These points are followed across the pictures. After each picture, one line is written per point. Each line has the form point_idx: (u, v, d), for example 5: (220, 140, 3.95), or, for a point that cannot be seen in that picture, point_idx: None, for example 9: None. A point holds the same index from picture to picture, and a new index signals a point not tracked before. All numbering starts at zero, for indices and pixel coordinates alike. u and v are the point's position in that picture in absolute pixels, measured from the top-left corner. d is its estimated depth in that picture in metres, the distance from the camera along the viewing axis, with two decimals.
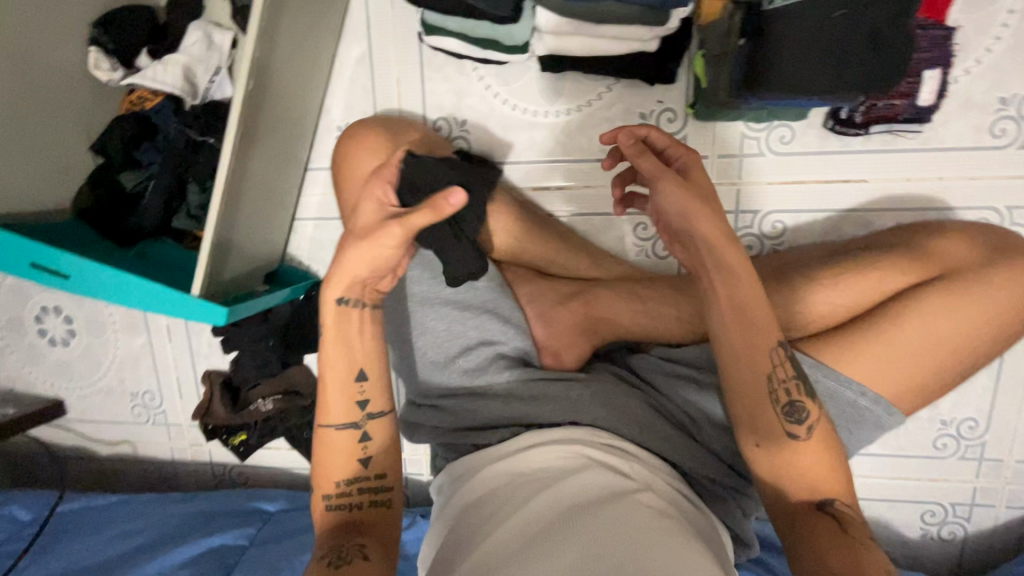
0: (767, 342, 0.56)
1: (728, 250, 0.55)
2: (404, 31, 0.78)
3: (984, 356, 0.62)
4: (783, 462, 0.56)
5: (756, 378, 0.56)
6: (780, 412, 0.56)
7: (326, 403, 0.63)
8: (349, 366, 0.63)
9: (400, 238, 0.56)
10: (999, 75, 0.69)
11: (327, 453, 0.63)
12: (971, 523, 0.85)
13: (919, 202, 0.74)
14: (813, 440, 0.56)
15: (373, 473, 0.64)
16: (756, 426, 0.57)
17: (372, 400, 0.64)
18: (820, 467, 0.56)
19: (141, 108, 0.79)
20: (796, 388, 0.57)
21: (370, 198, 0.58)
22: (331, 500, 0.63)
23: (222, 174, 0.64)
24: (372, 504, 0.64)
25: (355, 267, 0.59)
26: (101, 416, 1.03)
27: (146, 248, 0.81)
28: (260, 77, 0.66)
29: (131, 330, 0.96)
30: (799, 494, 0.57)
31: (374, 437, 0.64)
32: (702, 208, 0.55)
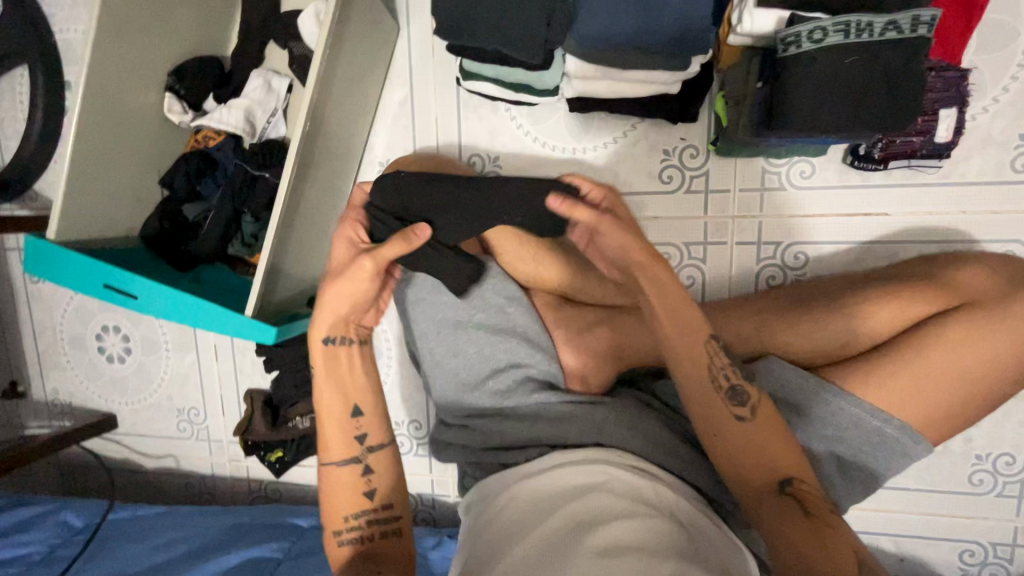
0: (701, 339, 0.59)
1: (656, 266, 0.59)
2: (443, 76, 0.85)
3: (1012, 388, 0.62)
4: (732, 444, 0.57)
5: (701, 381, 0.58)
6: (724, 397, 0.58)
7: (326, 439, 0.67)
8: (343, 403, 0.68)
9: (373, 270, 0.63)
10: (1018, 113, 0.70)
11: (333, 489, 0.67)
12: (1014, 565, 0.82)
13: (943, 234, 0.75)
14: (760, 422, 0.57)
15: (379, 503, 0.67)
16: (707, 417, 0.58)
17: (370, 432, 0.68)
18: (775, 446, 0.57)
19: (204, 147, 0.88)
20: (734, 373, 0.59)
21: (342, 241, 0.65)
22: (343, 534, 0.66)
23: (279, 206, 0.71)
24: (382, 534, 0.66)
25: (336, 304, 0.64)
26: (149, 430, 1.10)
27: (202, 271, 0.89)
28: (316, 118, 0.73)
29: (182, 349, 1.03)
30: (762, 477, 0.57)
31: (376, 469, 0.68)
32: (637, 242, 0.60)
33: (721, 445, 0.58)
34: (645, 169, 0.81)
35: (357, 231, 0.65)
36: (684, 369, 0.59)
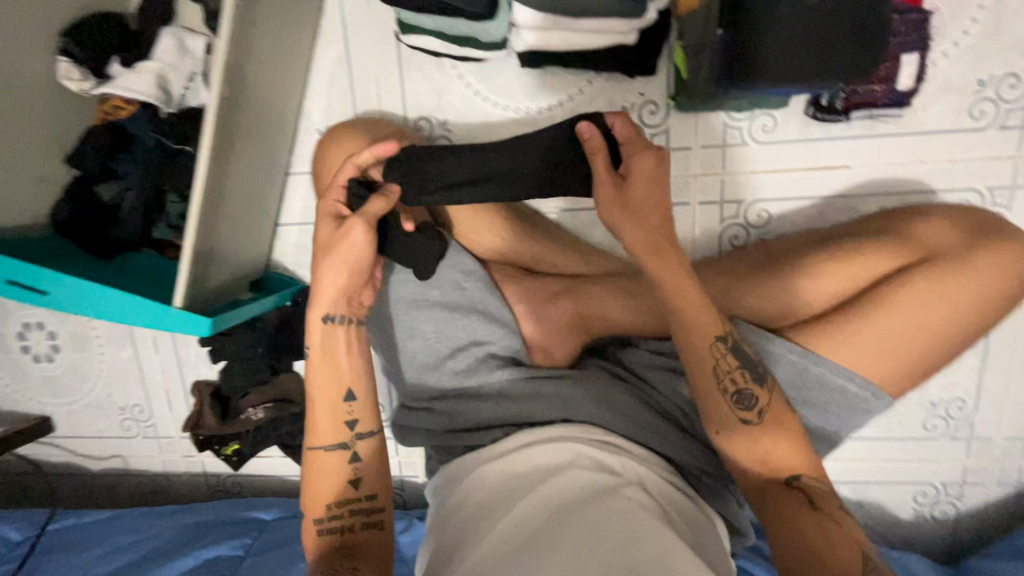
0: (706, 338, 0.59)
1: (653, 260, 0.57)
2: (381, 30, 0.77)
3: (969, 339, 0.63)
4: (735, 441, 0.59)
5: (704, 374, 0.59)
6: (731, 401, 0.59)
7: (315, 424, 0.64)
8: (335, 387, 0.64)
9: (364, 229, 0.59)
10: (977, 57, 0.69)
11: (318, 475, 0.64)
12: (962, 502, 0.86)
13: (902, 186, 0.74)
14: (766, 424, 0.58)
15: (363, 494, 0.64)
16: (711, 413, 0.60)
17: (361, 419, 0.65)
18: (782, 446, 0.58)
19: (115, 118, 0.78)
20: (743, 375, 0.59)
21: (326, 214, 0.62)
22: (323, 524, 0.63)
23: (200, 182, 0.63)
24: (365, 526, 0.64)
25: (332, 278, 0.61)
26: (90, 431, 1.02)
27: (127, 259, 0.81)
28: (235, 80, 0.64)
29: (117, 343, 0.95)
30: (766, 473, 0.58)
31: (363, 458, 0.65)
32: (630, 223, 0.57)
33: (729, 443, 0.60)
34: None
35: (340, 201, 0.62)
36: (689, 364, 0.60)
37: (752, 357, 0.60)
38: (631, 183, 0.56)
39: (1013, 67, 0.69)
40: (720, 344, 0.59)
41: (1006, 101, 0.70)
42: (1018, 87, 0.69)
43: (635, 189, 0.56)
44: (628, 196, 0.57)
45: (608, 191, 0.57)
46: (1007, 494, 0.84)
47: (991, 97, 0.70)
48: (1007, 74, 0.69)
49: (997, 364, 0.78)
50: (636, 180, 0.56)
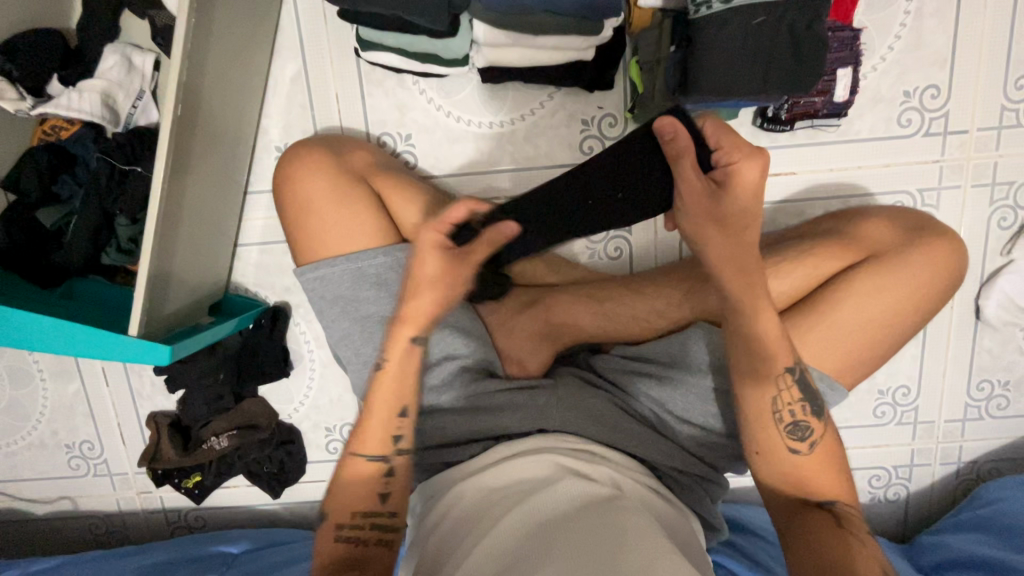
0: (774, 367, 0.62)
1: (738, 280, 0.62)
2: (340, 47, 0.77)
3: (911, 331, 0.67)
4: (780, 465, 0.63)
5: (763, 401, 0.62)
6: (784, 430, 0.62)
7: (365, 428, 0.65)
8: (394, 399, 0.66)
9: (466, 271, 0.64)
10: (902, 70, 0.75)
11: (351, 478, 0.64)
12: (912, 483, 0.91)
13: (843, 190, 0.79)
14: (815, 454, 0.63)
15: (388, 509, 0.64)
16: (759, 437, 0.63)
17: (406, 435, 0.66)
18: (827, 476, 0.63)
19: (56, 139, 0.74)
20: (801, 409, 0.62)
21: (429, 251, 0.62)
22: (342, 531, 0.62)
23: (155, 203, 0.60)
24: (378, 543, 0.62)
25: (427, 307, 0.64)
26: (33, 472, 0.95)
27: (72, 285, 0.77)
28: (190, 98, 0.63)
29: (63, 377, 0.89)
30: (805, 497, 0.62)
31: (399, 474, 0.65)
32: (720, 239, 0.61)
33: (773, 467, 0.63)
34: (566, 141, 0.79)
35: (445, 237, 0.62)
36: (745, 393, 0.63)
37: (813, 393, 0.63)
38: (727, 197, 0.59)
39: (933, 80, 0.75)
40: (790, 376, 0.62)
41: (929, 110, 0.76)
42: (938, 97, 0.76)
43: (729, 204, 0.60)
44: (722, 211, 0.60)
45: (709, 213, 0.60)
46: (950, 473, 0.91)
47: (916, 107, 0.76)
48: (928, 86, 0.75)
49: (934, 352, 0.84)
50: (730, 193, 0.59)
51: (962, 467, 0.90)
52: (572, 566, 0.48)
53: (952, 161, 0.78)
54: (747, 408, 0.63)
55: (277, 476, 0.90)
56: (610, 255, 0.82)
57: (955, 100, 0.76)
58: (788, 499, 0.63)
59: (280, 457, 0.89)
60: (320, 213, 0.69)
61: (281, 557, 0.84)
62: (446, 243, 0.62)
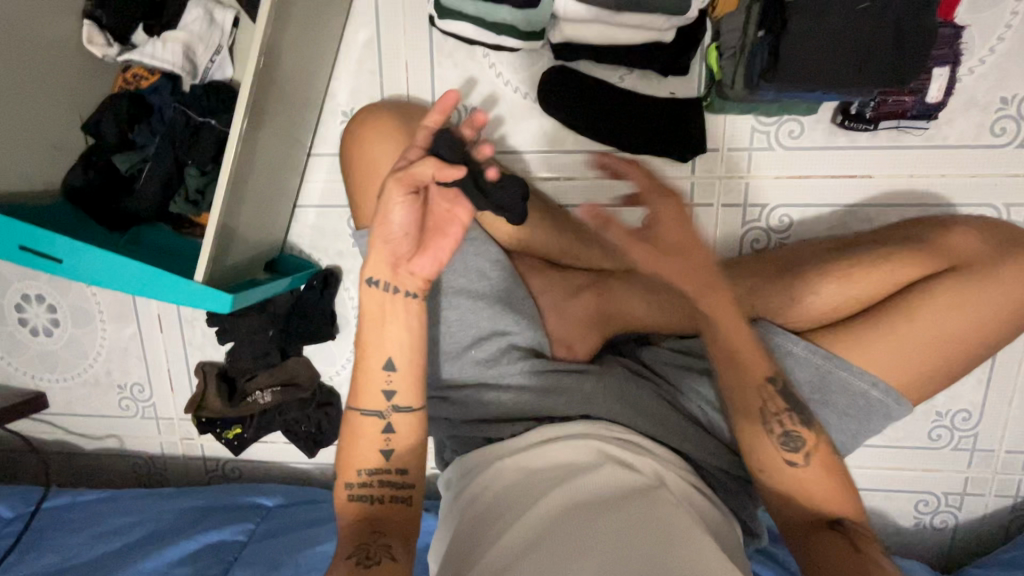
0: (754, 379, 0.61)
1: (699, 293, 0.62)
2: (415, 15, 0.77)
3: (987, 351, 0.64)
4: (783, 481, 0.60)
5: (749, 414, 0.61)
6: (777, 441, 0.60)
7: (358, 388, 0.64)
8: (380, 356, 0.63)
9: (400, 190, 0.55)
10: (1001, 75, 0.70)
11: (353, 439, 0.64)
12: (962, 512, 0.87)
13: (923, 197, 0.75)
14: (815, 466, 0.60)
15: (394, 467, 0.64)
16: (757, 454, 0.61)
17: (399, 391, 0.64)
18: (833, 491, 0.60)
19: (136, 87, 0.76)
20: (790, 418, 0.60)
21: None
22: (353, 491, 0.63)
23: (230, 155, 0.62)
24: (392, 498, 0.64)
25: (377, 242, 0.59)
26: (86, 409, 0.99)
27: (139, 232, 0.79)
28: (271, 54, 0.63)
29: (120, 320, 0.93)
30: (815, 514, 0.60)
31: (397, 430, 0.64)
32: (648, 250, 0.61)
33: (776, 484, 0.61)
34: None
35: None
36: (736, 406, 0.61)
37: (800, 402, 0.61)
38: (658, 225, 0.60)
39: None
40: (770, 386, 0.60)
41: None
42: None
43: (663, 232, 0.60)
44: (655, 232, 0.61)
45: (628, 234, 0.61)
46: (1005, 507, 0.86)
47: (1013, 115, 0.72)
48: None
49: (1003, 378, 0.80)
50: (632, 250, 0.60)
51: (1018, 502, 0.86)
52: (616, 560, 0.48)
53: None
54: (741, 424, 0.61)
55: (314, 436, 0.92)
56: None
57: None
58: (798, 519, 0.60)
59: (318, 418, 0.90)
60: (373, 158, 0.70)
61: (313, 515, 0.85)
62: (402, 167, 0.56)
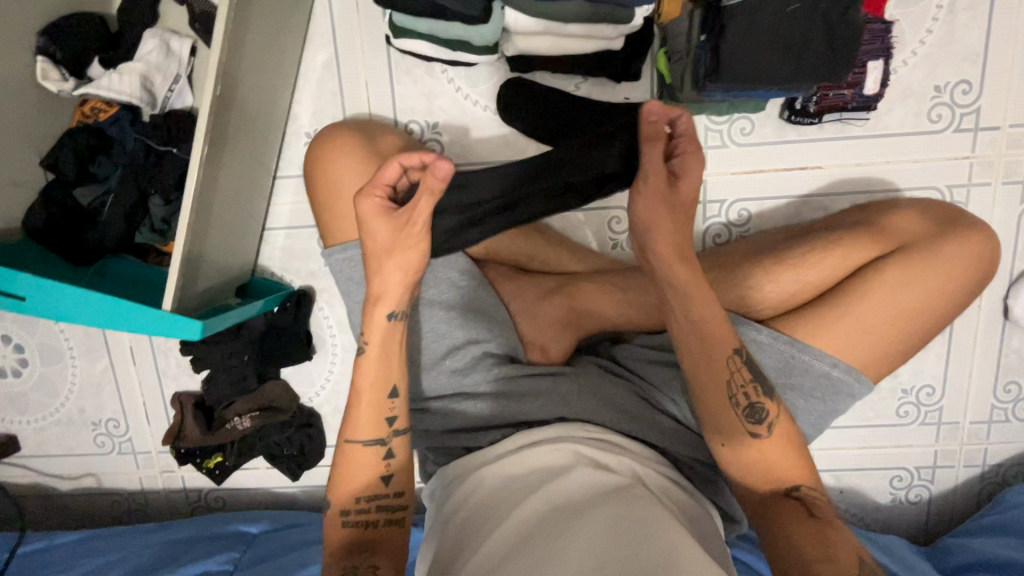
0: (723, 350, 0.61)
1: (681, 267, 0.61)
2: (372, 35, 0.78)
3: (939, 325, 0.67)
4: (742, 453, 0.61)
5: (716, 384, 0.61)
6: (741, 414, 0.60)
7: (356, 414, 0.64)
8: (382, 381, 0.64)
9: (421, 228, 0.60)
10: (933, 65, 0.74)
11: (352, 464, 0.64)
12: (935, 485, 0.90)
13: (871, 184, 0.79)
14: (776, 437, 0.60)
15: (393, 490, 0.65)
16: (719, 425, 0.62)
17: (400, 415, 0.65)
18: (789, 459, 0.61)
19: (95, 120, 0.76)
20: (755, 390, 0.61)
21: (374, 219, 0.60)
22: (349, 516, 0.63)
23: (192, 183, 0.61)
24: (389, 522, 0.64)
25: (395, 275, 0.62)
26: (59, 449, 0.97)
27: (105, 264, 0.78)
28: (228, 80, 0.63)
29: (91, 355, 0.91)
30: (767, 485, 0.61)
31: (397, 454, 0.65)
32: (664, 217, 0.61)
33: (738, 455, 0.61)
34: None
35: (385, 200, 0.60)
36: (701, 383, 0.62)
37: (763, 373, 0.62)
38: (681, 183, 0.61)
39: (965, 75, 0.75)
40: (738, 358, 0.61)
41: (960, 106, 0.76)
42: (970, 93, 0.75)
43: (684, 188, 0.61)
44: (677, 194, 0.61)
45: (657, 184, 0.60)
46: (975, 476, 0.89)
47: (947, 102, 0.76)
48: (960, 81, 0.75)
49: (960, 352, 0.83)
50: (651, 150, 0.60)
51: (987, 470, 0.89)
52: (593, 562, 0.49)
53: (983, 157, 0.77)
54: (706, 397, 0.62)
55: (297, 459, 0.91)
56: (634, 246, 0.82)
57: (987, 96, 0.75)
58: (752, 490, 0.61)
59: (300, 439, 0.90)
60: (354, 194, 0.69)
61: (298, 538, 0.85)
62: (387, 205, 0.60)
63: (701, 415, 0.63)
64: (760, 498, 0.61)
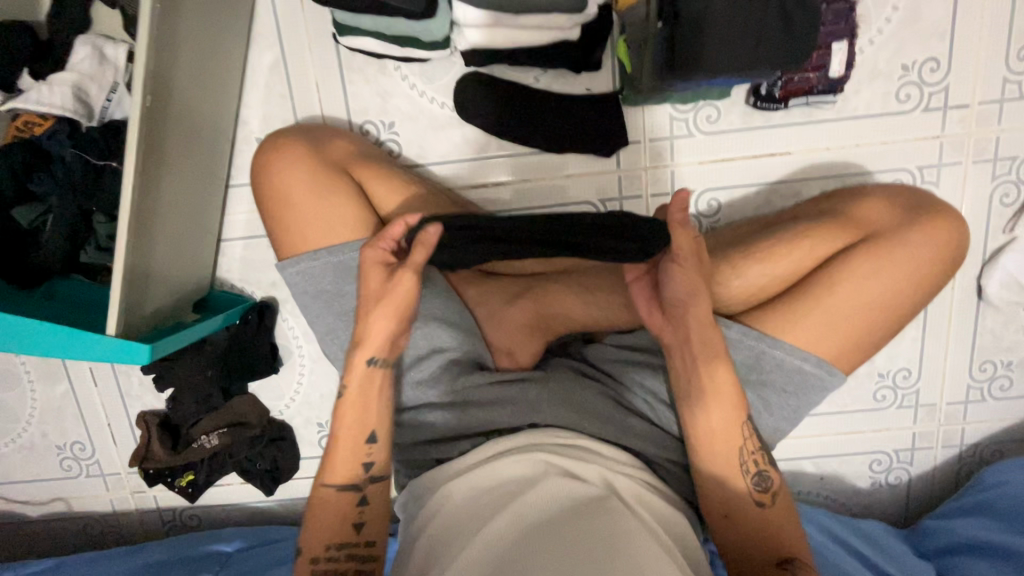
0: (738, 417, 0.62)
1: (712, 332, 0.62)
2: (319, 33, 0.74)
3: (912, 313, 0.65)
4: (743, 521, 0.61)
5: (729, 450, 0.62)
6: (749, 481, 0.62)
7: (333, 461, 0.63)
8: (361, 427, 0.63)
9: (415, 282, 0.60)
10: (900, 43, 0.72)
11: (325, 510, 0.62)
12: (914, 467, 0.90)
13: (841, 168, 0.77)
14: (779, 508, 0.61)
15: (364, 539, 0.62)
16: (724, 493, 0.62)
17: (378, 462, 0.64)
18: (790, 531, 0.61)
19: (30, 135, 0.72)
20: (762, 459, 0.63)
21: (373, 267, 0.61)
22: (318, 565, 0.60)
23: (127, 200, 0.58)
24: (358, 572, 0.61)
25: (381, 326, 0.61)
26: (25, 475, 0.94)
27: (54, 286, 0.74)
28: (160, 89, 0.60)
29: (50, 379, 0.88)
30: (765, 555, 0.60)
31: (371, 501, 0.64)
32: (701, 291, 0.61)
33: (738, 526, 0.61)
34: None
35: (388, 252, 0.62)
36: (711, 445, 0.62)
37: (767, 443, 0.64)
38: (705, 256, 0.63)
39: (933, 52, 0.73)
40: (750, 426, 0.62)
41: (928, 85, 0.74)
42: (938, 70, 0.73)
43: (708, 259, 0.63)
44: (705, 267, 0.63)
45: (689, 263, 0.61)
46: (953, 456, 0.89)
47: (915, 81, 0.74)
48: (928, 59, 0.73)
49: (935, 335, 0.82)
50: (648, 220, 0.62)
51: (964, 449, 0.89)
52: None
53: (953, 136, 0.76)
54: (717, 460, 0.62)
55: (271, 473, 0.89)
56: None
57: (955, 73, 0.73)
58: (748, 553, 0.60)
59: (272, 453, 0.88)
60: (304, 209, 0.67)
61: (274, 555, 0.83)
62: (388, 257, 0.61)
63: (706, 482, 0.63)
64: (758, 568, 0.59)
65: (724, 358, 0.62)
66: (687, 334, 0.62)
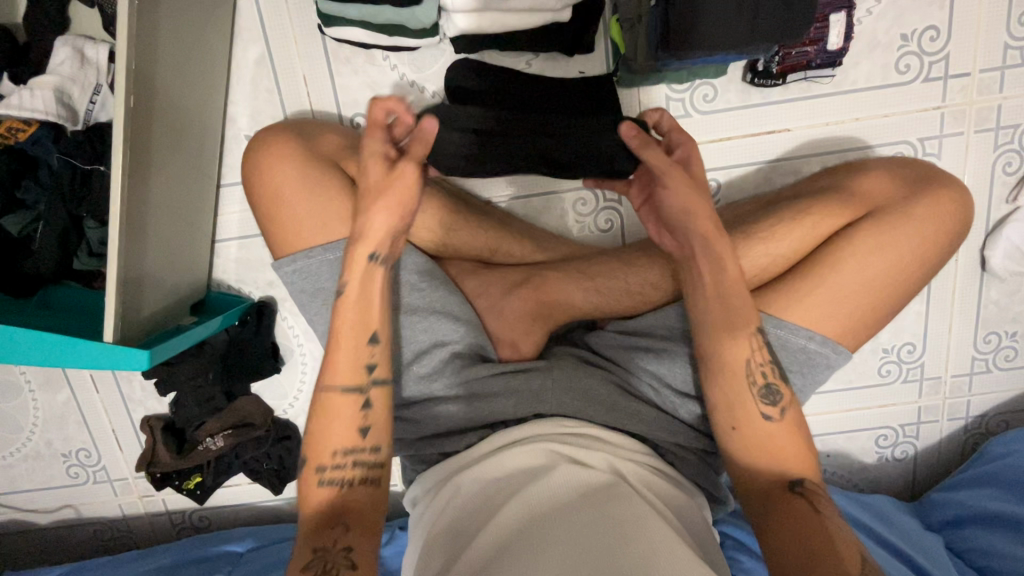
0: (742, 350, 0.61)
1: (720, 243, 0.61)
2: (303, 24, 0.73)
3: (917, 286, 0.65)
4: (748, 435, 0.61)
5: (734, 367, 0.61)
6: (757, 394, 0.60)
7: (334, 360, 0.61)
8: (361, 325, 0.62)
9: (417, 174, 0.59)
10: (899, 12, 0.71)
11: (328, 416, 0.60)
12: (920, 440, 0.90)
13: (841, 142, 0.76)
14: (786, 422, 0.60)
15: (370, 445, 0.61)
16: (733, 407, 0.61)
17: (382, 363, 0.62)
18: (798, 449, 0.60)
19: (14, 141, 0.70)
20: (772, 371, 0.61)
21: (372, 156, 0.59)
22: (324, 474, 0.59)
23: (116, 206, 0.57)
24: (363, 483, 0.60)
25: (383, 219, 0.60)
26: (33, 483, 0.94)
27: (48, 295, 0.73)
28: (142, 90, 0.58)
29: (51, 387, 0.88)
30: (774, 471, 0.60)
31: (376, 406, 0.62)
32: (699, 203, 0.61)
33: (746, 439, 0.61)
34: None
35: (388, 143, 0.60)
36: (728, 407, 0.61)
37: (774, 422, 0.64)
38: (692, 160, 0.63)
39: (932, 20, 0.71)
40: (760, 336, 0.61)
41: (929, 54, 0.72)
42: (938, 39, 0.72)
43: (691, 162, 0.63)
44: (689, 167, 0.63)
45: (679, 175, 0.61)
46: (958, 428, 0.89)
47: (915, 50, 0.72)
48: (927, 28, 0.71)
49: (939, 309, 0.82)
50: (665, 111, 0.64)
51: (970, 421, 0.89)
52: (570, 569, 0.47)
53: (954, 106, 0.74)
54: (727, 393, 0.61)
55: (278, 472, 0.88)
56: (601, 228, 0.79)
57: (955, 41, 0.72)
58: (756, 471, 0.60)
59: (279, 453, 0.88)
60: (297, 206, 0.66)
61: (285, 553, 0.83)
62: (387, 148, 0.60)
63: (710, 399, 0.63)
64: (764, 486, 0.59)
65: (732, 342, 0.61)
66: (692, 249, 0.63)
